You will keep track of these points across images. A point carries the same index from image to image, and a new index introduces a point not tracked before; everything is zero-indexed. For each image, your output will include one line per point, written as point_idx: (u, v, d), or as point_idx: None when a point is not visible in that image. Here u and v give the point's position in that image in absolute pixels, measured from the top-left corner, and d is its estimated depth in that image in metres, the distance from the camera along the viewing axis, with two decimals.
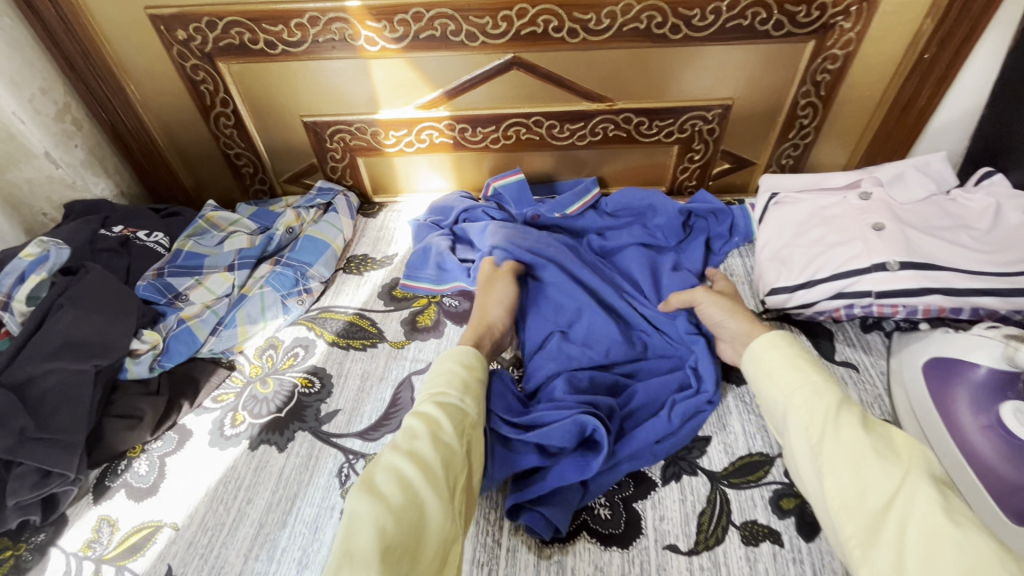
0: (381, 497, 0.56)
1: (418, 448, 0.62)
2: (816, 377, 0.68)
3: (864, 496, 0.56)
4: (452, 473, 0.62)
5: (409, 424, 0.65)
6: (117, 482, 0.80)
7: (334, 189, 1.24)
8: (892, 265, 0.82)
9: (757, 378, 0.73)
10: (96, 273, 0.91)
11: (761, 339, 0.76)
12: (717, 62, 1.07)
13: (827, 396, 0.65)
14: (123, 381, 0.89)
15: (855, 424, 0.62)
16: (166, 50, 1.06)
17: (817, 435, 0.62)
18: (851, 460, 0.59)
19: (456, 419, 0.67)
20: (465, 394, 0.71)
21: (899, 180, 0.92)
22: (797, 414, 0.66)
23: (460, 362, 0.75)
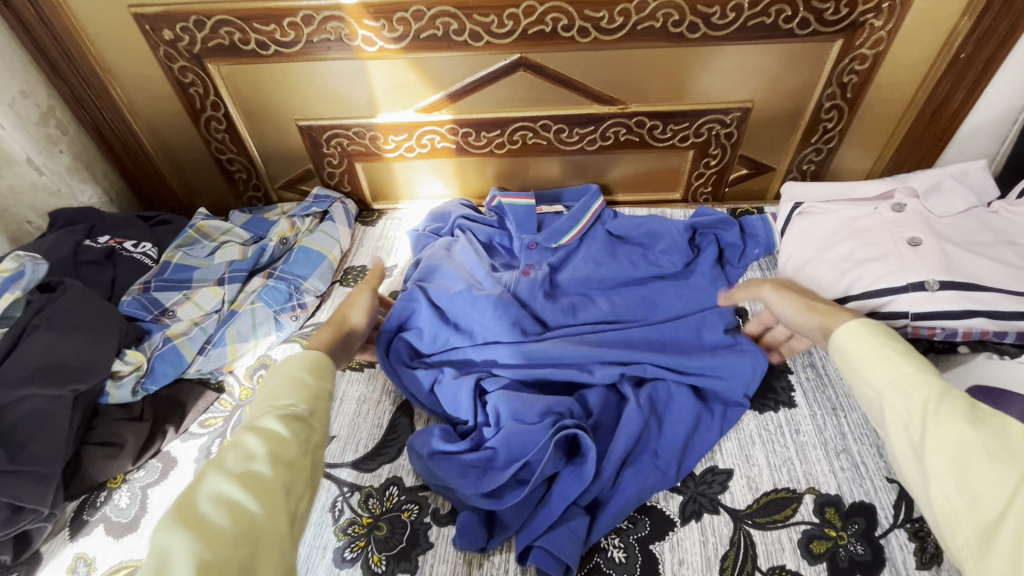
0: (204, 526, 0.49)
1: (255, 468, 0.56)
2: (909, 368, 0.59)
3: (975, 504, 0.49)
4: (294, 488, 0.57)
5: (245, 442, 0.58)
6: (95, 516, 0.75)
7: (331, 197, 1.18)
8: (932, 284, 0.76)
9: (841, 367, 0.65)
10: (75, 289, 0.86)
11: (843, 327, 0.66)
12: (737, 62, 1.01)
13: (922, 388, 0.57)
14: (104, 406, 0.84)
15: (960, 417, 0.53)
16: (152, 51, 1.01)
17: (915, 434, 0.55)
18: (954, 462, 0.51)
19: (301, 431, 0.62)
20: (315, 407, 0.66)
21: (936, 190, 0.85)
22: (891, 408, 0.58)
23: (306, 367, 0.69)
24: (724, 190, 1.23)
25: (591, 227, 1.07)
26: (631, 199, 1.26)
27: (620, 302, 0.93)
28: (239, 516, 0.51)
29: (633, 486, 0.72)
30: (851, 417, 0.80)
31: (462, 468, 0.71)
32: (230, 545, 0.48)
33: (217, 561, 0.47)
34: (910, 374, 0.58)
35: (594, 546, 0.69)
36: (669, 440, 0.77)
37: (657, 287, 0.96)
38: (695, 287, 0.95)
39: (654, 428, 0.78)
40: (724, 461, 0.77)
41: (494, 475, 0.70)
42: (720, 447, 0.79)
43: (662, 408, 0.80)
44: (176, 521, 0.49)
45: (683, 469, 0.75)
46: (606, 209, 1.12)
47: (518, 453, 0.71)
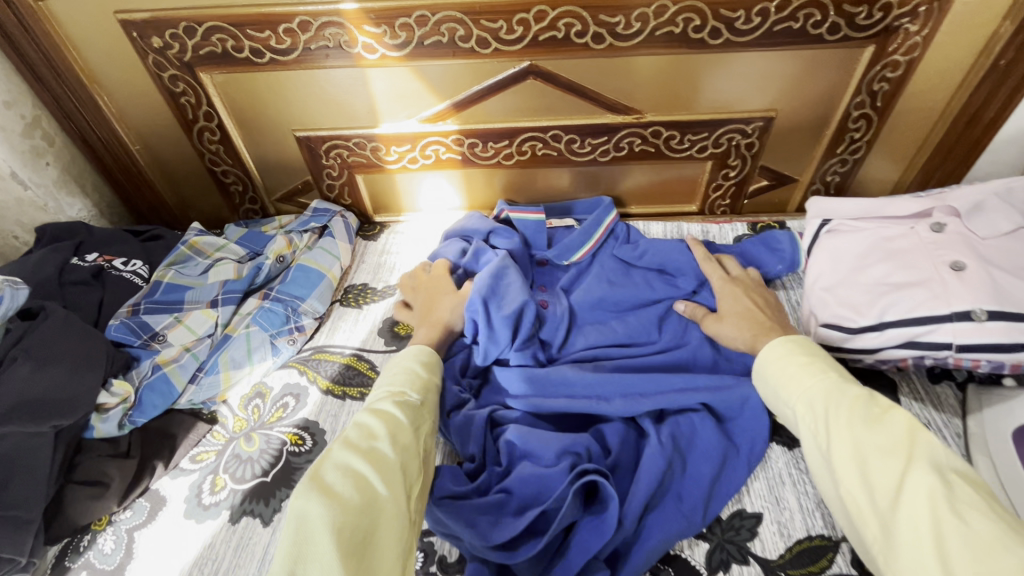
0: (334, 493, 0.51)
1: (378, 446, 0.58)
2: (811, 381, 0.63)
3: (875, 498, 0.52)
4: (410, 470, 0.58)
5: (365, 422, 0.60)
6: (78, 562, 0.70)
7: (331, 210, 1.12)
8: (979, 314, 0.70)
9: (763, 388, 0.69)
10: (58, 316, 0.81)
11: (769, 345, 0.70)
12: (760, 69, 0.95)
13: (823, 395, 0.61)
14: (88, 440, 0.78)
15: (854, 417, 0.57)
16: (141, 59, 0.95)
17: (820, 440, 0.59)
18: (854, 460, 0.55)
19: (414, 417, 0.64)
20: (423, 398, 0.67)
21: (979, 210, 0.79)
22: (801, 417, 0.62)
23: (420, 362, 0.73)
24: (742, 201, 1.17)
25: (604, 243, 1.02)
26: (645, 211, 1.20)
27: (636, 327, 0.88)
28: (362, 489, 0.53)
29: (657, 532, 0.67)
30: None
31: (474, 516, 0.65)
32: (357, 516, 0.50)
33: (348, 528, 0.49)
34: (812, 386, 0.62)
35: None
36: (694, 481, 0.72)
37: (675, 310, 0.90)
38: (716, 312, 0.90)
39: (677, 468, 0.72)
40: (753, 504, 0.72)
41: (509, 522, 0.65)
42: (748, 488, 0.73)
43: (685, 444, 0.75)
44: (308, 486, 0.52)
45: (709, 513, 0.70)
46: (619, 223, 1.06)
47: (532, 496, 0.66)
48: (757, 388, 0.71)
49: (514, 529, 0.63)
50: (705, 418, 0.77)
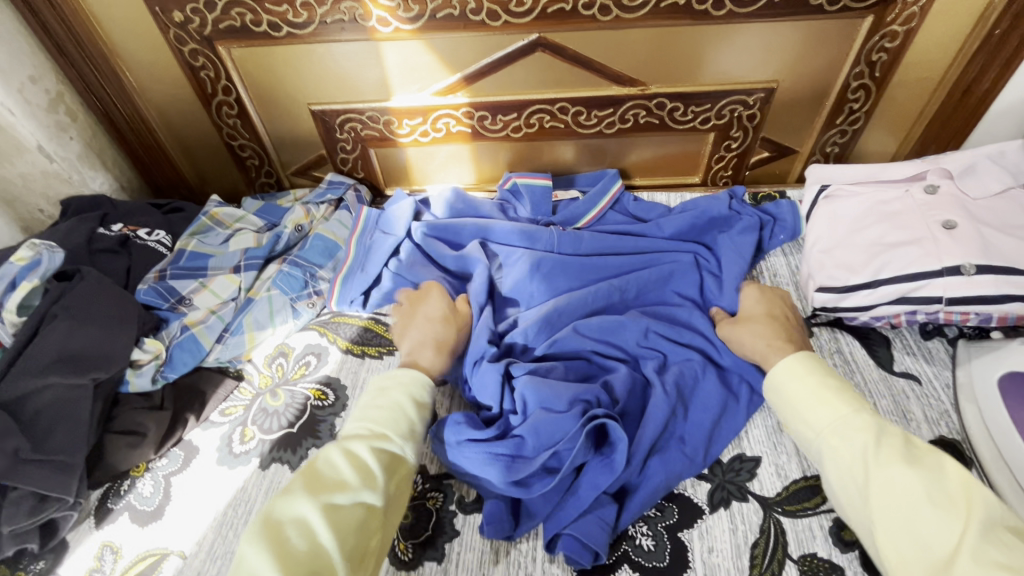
0: (285, 551, 0.53)
1: (337, 500, 0.58)
2: (847, 408, 0.63)
3: (925, 549, 0.51)
4: (369, 524, 0.59)
5: (337, 465, 0.61)
6: (120, 504, 0.75)
7: (345, 183, 1.16)
8: (969, 268, 0.74)
9: (783, 409, 0.69)
10: (92, 278, 0.85)
11: (782, 362, 0.71)
12: (762, 40, 0.98)
13: (859, 430, 0.60)
14: (124, 394, 0.83)
15: (899, 457, 0.57)
16: (162, 33, 0.98)
17: (855, 473, 0.59)
18: (900, 505, 0.54)
19: (388, 467, 0.63)
20: (407, 442, 0.66)
21: (971, 172, 0.83)
22: (831, 448, 0.62)
23: (410, 395, 0.70)
24: (744, 173, 1.20)
25: (607, 212, 1.08)
26: (649, 183, 1.24)
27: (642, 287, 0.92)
28: (313, 550, 0.53)
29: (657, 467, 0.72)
30: (880, 403, 0.79)
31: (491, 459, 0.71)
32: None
33: None
34: (849, 415, 0.62)
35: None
36: (699, 428, 0.76)
37: (681, 270, 0.94)
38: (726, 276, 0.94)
39: (680, 414, 0.77)
40: (752, 449, 0.76)
41: (523, 463, 0.70)
42: (747, 434, 0.78)
43: (688, 392, 0.79)
44: (264, 539, 0.53)
45: (711, 455, 0.75)
46: (624, 192, 1.12)
47: (547, 439, 0.71)
48: (769, 401, 0.72)
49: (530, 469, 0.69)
50: (708, 370, 0.81)
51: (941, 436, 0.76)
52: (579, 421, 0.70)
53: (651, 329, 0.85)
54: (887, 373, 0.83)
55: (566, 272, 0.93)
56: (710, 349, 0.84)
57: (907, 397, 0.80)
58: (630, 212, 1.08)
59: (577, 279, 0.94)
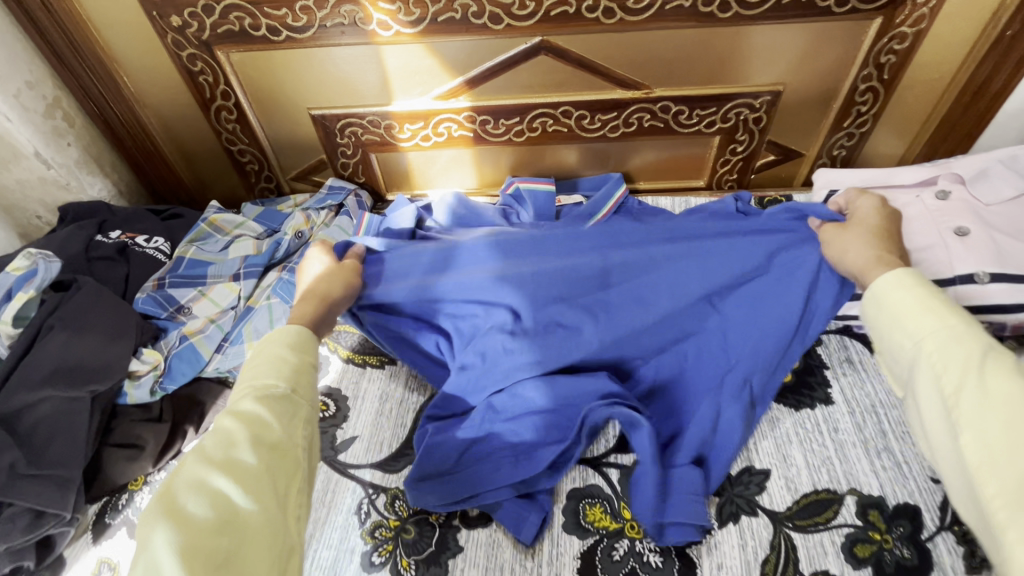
0: (186, 519, 0.48)
1: (239, 456, 0.54)
2: (956, 319, 0.55)
3: (1023, 456, 0.45)
4: (282, 469, 0.55)
5: (225, 429, 0.56)
6: (118, 519, 0.74)
7: (345, 188, 1.15)
8: (982, 277, 0.73)
9: (875, 320, 0.61)
10: (89, 288, 0.83)
11: (885, 275, 0.62)
12: (768, 42, 0.96)
13: (967, 342, 0.53)
14: (123, 406, 0.82)
15: (1009, 369, 0.50)
16: (160, 38, 0.97)
17: (953, 380, 0.52)
18: (1003, 415, 0.48)
19: (283, 411, 0.59)
20: (297, 382, 0.63)
21: (983, 177, 0.81)
22: (926, 358, 0.55)
23: (286, 344, 0.65)
24: (750, 176, 1.19)
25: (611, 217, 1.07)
26: (653, 187, 1.22)
27: (691, 249, 0.80)
28: (222, 506, 0.50)
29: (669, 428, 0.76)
30: (890, 415, 0.78)
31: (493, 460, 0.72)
32: (217, 541, 0.47)
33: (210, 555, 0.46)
34: (957, 326, 0.55)
35: (608, 534, 0.69)
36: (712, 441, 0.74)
37: None
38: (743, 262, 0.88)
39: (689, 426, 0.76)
40: (762, 461, 0.74)
41: (529, 461, 0.72)
42: (756, 446, 0.76)
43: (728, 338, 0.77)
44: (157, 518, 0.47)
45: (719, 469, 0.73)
46: (628, 197, 1.11)
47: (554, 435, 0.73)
48: (863, 317, 0.64)
49: (545, 462, 0.71)
50: None
51: None
52: (608, 406, 0.71)
53: (693, 280, 0.78)
54: None
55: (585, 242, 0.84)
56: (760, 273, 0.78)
57: None
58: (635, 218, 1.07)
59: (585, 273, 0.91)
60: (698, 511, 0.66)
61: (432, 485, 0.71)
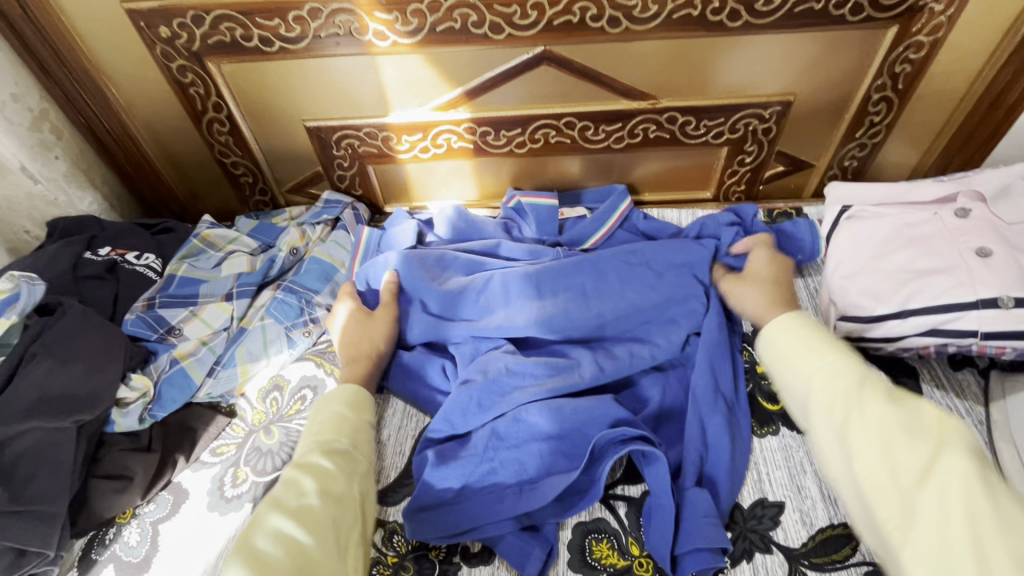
0: (263, 559, 0.55)
1: (307, 503, 0.61)
2: (834, 356, 0.63)
3: (903, 478, 0.52)
4: (343, 518, 0.62)
5: (295, 479, 0.64)
6: (104, 555, 0.71)
7: (342, 201, 1.11)
8: (1006, 301, 0.70)
9: (770, 360, 0.69)
10: (75, 312, 0.80)
11: (773, 321, 0.71)
12: (779, 52, 0.93)
13: (843, 374, 0.61)
14: (110, 434, 0.79)
15: (881, 398, 0.58)
16: (148, 48, 0.94)
17: (838, 412, 0.59)
18: (878, 439, 0.55)
19: (347, 465, 0.68)
20: (356, 440, 0.71)
21: (1006, 194, 0.78)
22: (816, 393, 0.62)
23: (344, 402, 0.75)
24: (758, 187, 1.16)
25: (616, 231, 1.04)
26: (658, 199, 1.19)
27: (671, 284, 0.88)
28: (293, 548, 0.56)
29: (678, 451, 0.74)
30: None
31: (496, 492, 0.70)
32: None
33: None
34: (834, 361, 0.63)
35: (616, 572, 0.66)
36: (724, 471, 0.71)
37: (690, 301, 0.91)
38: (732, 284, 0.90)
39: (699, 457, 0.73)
40: (776, 494, 0.71)
41: (534, 493, 0.69)
42: (769, 477, 0.73)
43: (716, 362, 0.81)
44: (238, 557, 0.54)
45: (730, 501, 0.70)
46: (634, 209, 1.08)
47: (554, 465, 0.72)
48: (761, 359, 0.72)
49: (555, 492, 0.68)
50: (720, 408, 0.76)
51: None
52: (622, 432, 0.70)
53: (679, 317, 0.86)
54: None
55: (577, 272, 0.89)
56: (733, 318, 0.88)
57: None
58: (640, 231, 1.04)
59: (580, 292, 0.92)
60: (713, 540, 0.64)
61: (431, 522, 0.69)
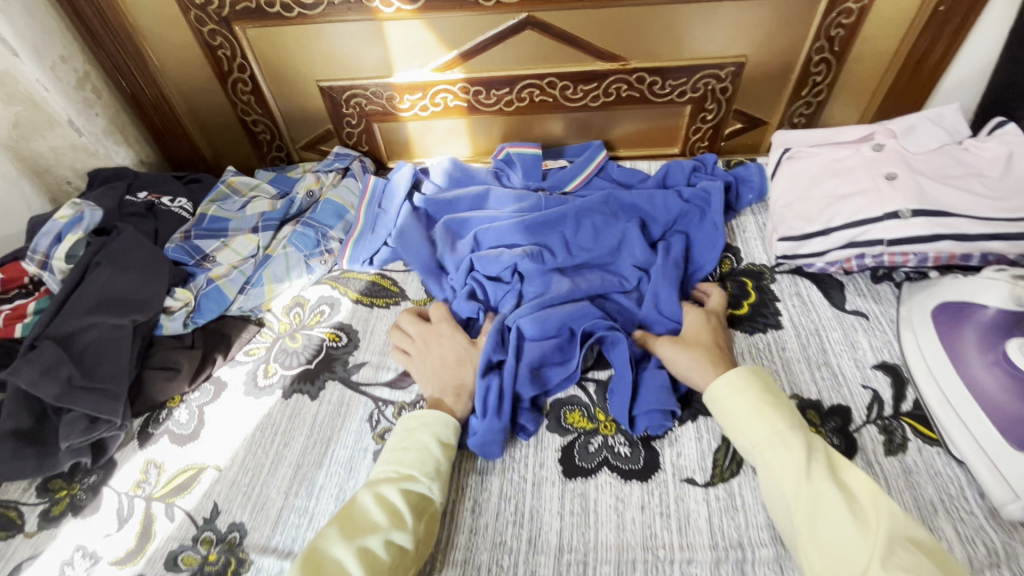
0: None
1: (370, 543, 0.61)
2: (782, 424, 0.68)
3: (843, 561, 0.57)
4: (401, 563, 0.62)
5: (370, 512, 0.65)
6: (160, 428, 0.85)
7: (351, 154, 1.26)
8: (905, 213, 0.85)
9: (720, 416, 0.74)
10: (128, 234, 0.95)
11: (725, 376, 0.75)
12: (732, 18, 1.08)
13: (793, 448, 0.66)
14: (159, 336, 0.92)
15: (827, 476, 0.63)
16: (184, 14, 1.07)
17: (788, 486, 0.64)
18: (825, 519, 0.60)
19: (418, 505, 0.67)
20: (436, 482, 0.70)
21: (912, 131, 0.94)
22: (767, 464, 0.67)
23: (437, 437, 0.74)
24: (719, 143, 1.31)
25: (593, 178, 1.18)
26: (632, 154, 1.34)
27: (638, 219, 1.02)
28: None
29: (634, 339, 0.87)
30: (832, 336, 0.90)
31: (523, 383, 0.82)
32: None
33: None
34: (784, 431, 0.68)
35: (585, 432, 0.81)
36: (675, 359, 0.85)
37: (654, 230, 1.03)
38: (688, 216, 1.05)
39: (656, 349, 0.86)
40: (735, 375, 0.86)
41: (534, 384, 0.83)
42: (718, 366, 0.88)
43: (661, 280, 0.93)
44: None
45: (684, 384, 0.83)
46: (608, 160, 1.23)
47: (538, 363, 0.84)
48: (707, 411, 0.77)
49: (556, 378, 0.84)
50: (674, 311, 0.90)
51: (883, 361, 0.86)
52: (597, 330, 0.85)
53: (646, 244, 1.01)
54: (839, 311, 0.93)
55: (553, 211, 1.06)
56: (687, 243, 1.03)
57: (856, 330, 0.90)
58: (614, 177, 1.19)
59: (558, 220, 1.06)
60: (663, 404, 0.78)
61: (455, 407, 0.80)
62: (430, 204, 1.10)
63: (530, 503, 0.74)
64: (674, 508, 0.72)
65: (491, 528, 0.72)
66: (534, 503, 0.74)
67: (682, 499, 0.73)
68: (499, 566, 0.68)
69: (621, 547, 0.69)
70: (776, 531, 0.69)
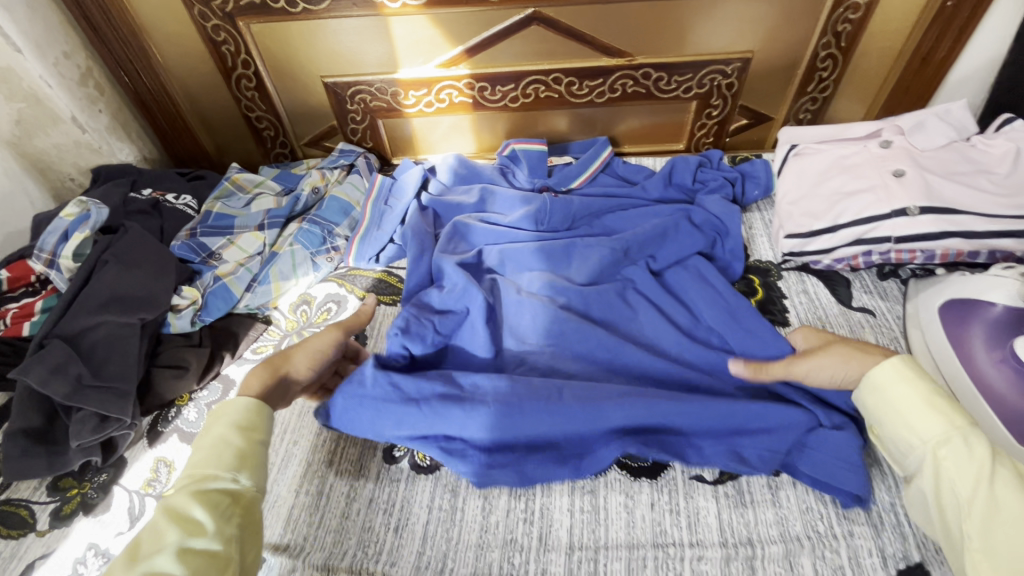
0: None
1: (158, 566, 0.49)
2: (962, 422, 0.59)
3: None
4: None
5: (151, 531, 0.52)
6: (169, 427, 0.85)
7: (355, 151, 1.26)
8: (913, 210, 0.85)
9: (877, 407, 0.65)
10: (135, 232, 0.96)
11: (886, 364, 0.66)
12: (738, 14, 1.07)
13: (980, 449, 0.57)
14: (167, 334, 0.93)
15: (1015, 486, 0.54)
16: (187, 9, 1.07)
17: (965, 487, 0.56)
18: (1012, 532, 0.52)
19: (227, 506, 0.56)
20: (240, 472, 0.59)
21: (920, 128, 0.95)
22: (937, 464, 0.59)
23: (234, 425, 0.62)
24: (725, 139, 1.31)
25: (599, 174, 1.18)
26: (637, 150, 1.34)
27: (660, 230, 0.98)
28: None
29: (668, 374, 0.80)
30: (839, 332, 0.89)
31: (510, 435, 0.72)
32: None
33: None
34: (967, 430, 0.58)
35: None
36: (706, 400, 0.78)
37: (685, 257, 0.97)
38: (717, 238, 1.00)
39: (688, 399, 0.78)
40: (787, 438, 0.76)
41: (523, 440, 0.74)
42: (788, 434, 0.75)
43: (738, 313, 0.86)
44: None
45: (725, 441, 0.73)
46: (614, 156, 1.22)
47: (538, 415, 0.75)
48: (856, 400, 0.68)
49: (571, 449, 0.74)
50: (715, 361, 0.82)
51: None
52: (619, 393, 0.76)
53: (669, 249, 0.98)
54: (847, 308, 0.92)
55: (559, 211, 1.04)
56: (707, 253, 0.99)
57: (863, 327, 0.89)
58: (620, 174, 1.19)
59: (567, 219, 1.05)
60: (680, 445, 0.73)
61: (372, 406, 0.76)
62: (435, 203, 1.09)
63: (540, 500, 0.74)
64: (683, 505, 0.72)
65: (501, 526, 0.72)
66: (544, 500, 0.74)
67: (692, 496, 0.73)
68: (510, 563, 0.69)
69: (631, 545, 0.69)
70: (787, 530, 0.69)
